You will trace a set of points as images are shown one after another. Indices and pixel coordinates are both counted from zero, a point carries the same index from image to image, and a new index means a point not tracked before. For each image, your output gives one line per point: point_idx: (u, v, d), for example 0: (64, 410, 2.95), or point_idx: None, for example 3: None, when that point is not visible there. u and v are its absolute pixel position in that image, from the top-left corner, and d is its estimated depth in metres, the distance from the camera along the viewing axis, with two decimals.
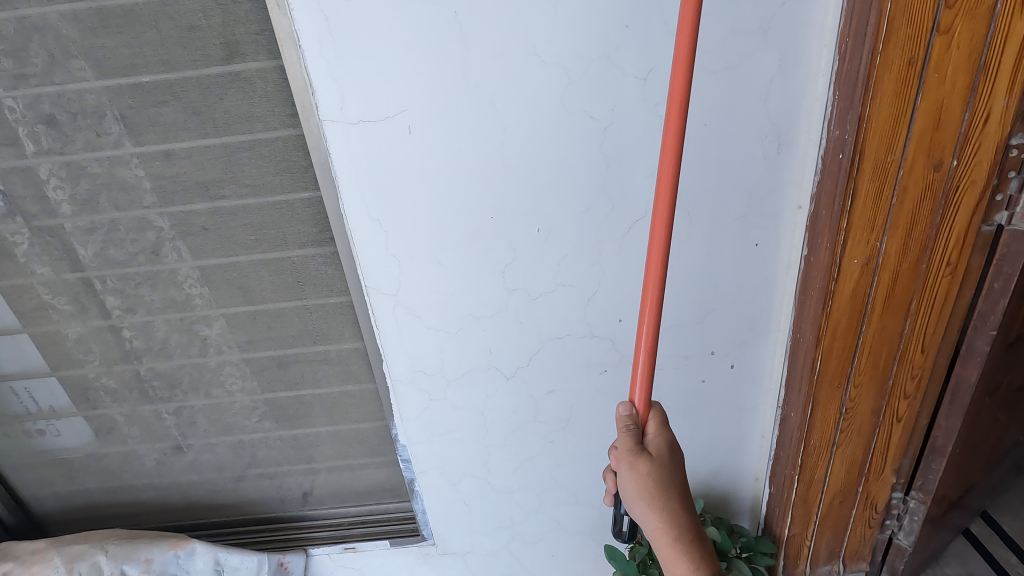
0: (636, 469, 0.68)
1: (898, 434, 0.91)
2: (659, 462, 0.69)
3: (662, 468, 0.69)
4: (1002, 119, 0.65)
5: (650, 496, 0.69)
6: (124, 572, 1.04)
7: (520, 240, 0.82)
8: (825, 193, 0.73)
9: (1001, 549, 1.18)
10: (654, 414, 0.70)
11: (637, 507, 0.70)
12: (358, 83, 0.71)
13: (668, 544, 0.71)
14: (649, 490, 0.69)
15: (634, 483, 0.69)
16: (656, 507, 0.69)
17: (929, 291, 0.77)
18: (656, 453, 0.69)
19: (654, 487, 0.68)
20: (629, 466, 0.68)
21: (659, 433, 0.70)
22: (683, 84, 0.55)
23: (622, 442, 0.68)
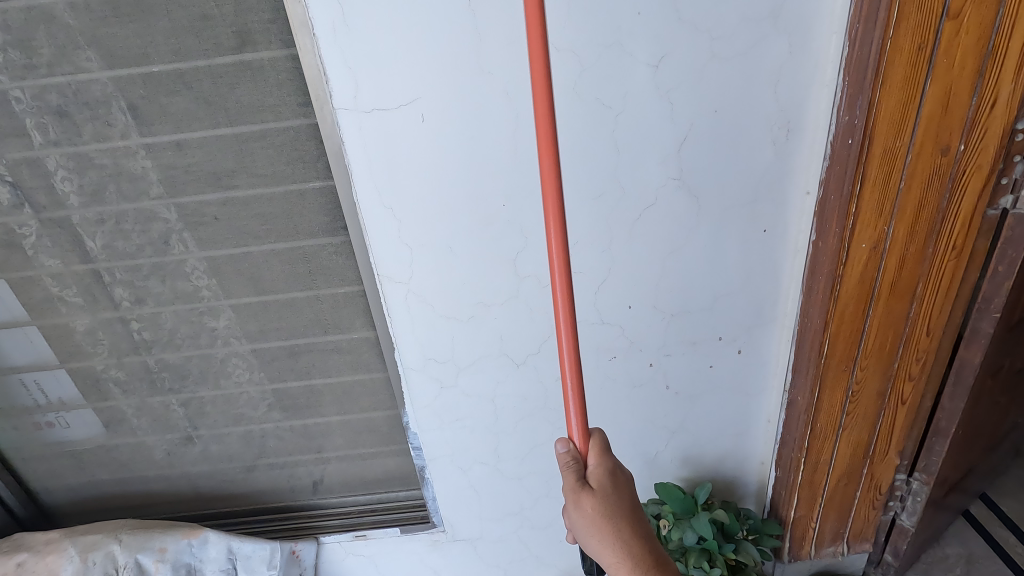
0: (583, 506, 0.66)
1: (903, 416, 0.93)
2: (603, 494, 0.66)
3: (608, 500, 0.67)
4: (1009, 103, 0.66)
5: (601, 531, 0.66)
6: (139, 561, 1.05)
7: (531, 228, 0.83)
8: (833, 178, 0.74)
9: (1000, 529, 1.21)
10: (595, 443, 0.68)
11: (591, 545, 0.68)
12: (372, 71, 0.72)
13: None
14: (598, 525, 0.66)
15: (582, 520, 0.67)
16: (608, 541, 0.66)
17: (935, 274, 0.78)
18: (599, 485, 0.67)
19: (603, 522, 0.66)
20: (575, 503, 0.66)
21: (601, 461, 0.68)
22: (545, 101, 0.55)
23: (564, 479, 0.67)
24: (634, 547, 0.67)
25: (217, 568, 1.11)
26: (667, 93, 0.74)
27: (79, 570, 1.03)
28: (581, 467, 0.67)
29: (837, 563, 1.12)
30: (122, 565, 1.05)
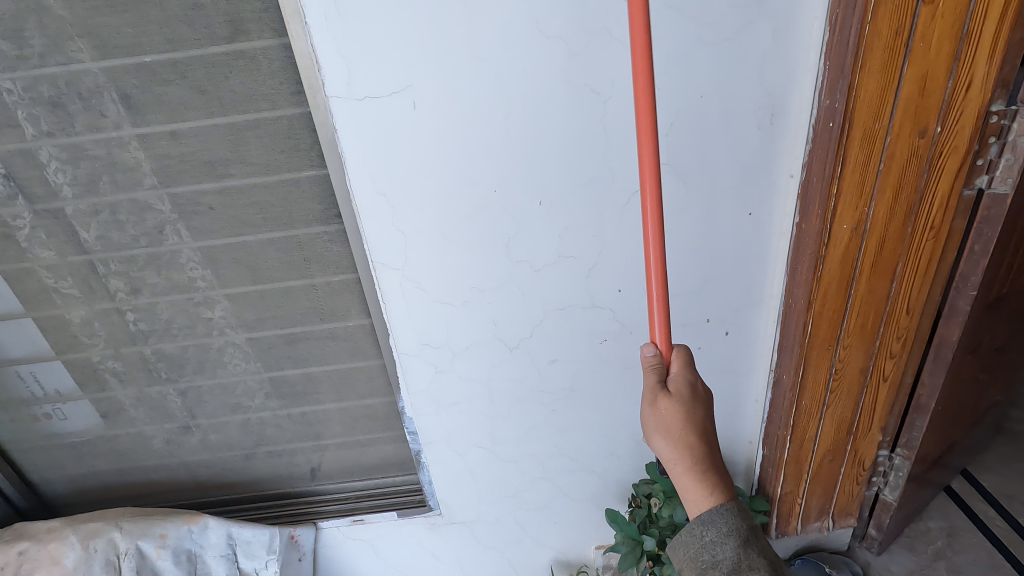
0: (658, 407, 0.68)
1: (885, 393, 0.95)
2: (680, 400, 0.67)
3: (684, 405, 0.68)
4: (983, 85, 0.69)
5: (671, 432, 0.67)
6: (140, 547, 1.07)
7: (524, 214, 0.85)
8: (817, 160, 0.76)
9: (979, 503, 1.24)
10: (678, 354, 0.70)
11: (656, 445, 0.70)
12: (365, 58, 0.73)
13: (688, 479, 0.68)
14: (670, 426, 0.67)
15: (655, 421, 0.68)
16: (675, 441, 0.68)
17: (914, 254, 0.81)
18: (677, 391, 0.68)
19: (675, 424, 0.67)
20: (650, 403, 0.68)
21: (683, 371, 0.69)
22: (642, 38, 0.57)
23: (645, 381, 0.69)
24: (699, 452, 0.68)
25: (217, 553, 1.13)
26: (655, 79, 0.76)
27: (82, 557, 1.04)
28: (663, 372, 0.69)
29: (823, 537, 1.16)
30: (124, 551, 1.06)
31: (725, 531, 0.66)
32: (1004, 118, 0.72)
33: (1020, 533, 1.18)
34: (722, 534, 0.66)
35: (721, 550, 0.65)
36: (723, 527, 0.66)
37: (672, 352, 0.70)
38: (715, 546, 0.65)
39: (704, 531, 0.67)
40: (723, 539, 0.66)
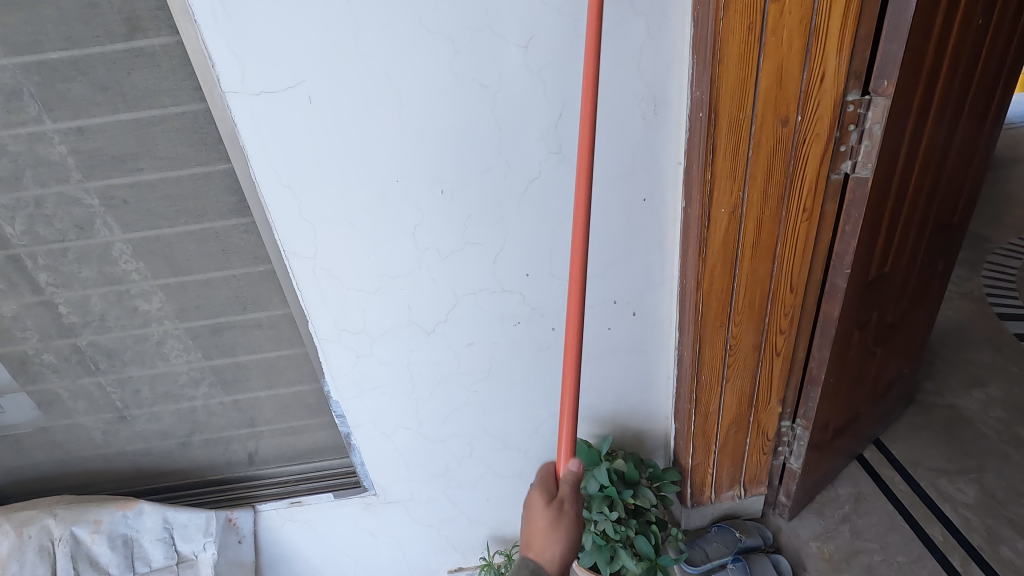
0: (546, 540, 0.82)
1: (779, 367, 1.03)
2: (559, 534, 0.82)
3: (560, 535, 0.82)
4: (836, 76, 0.74)
5: (545, 540, 0.82)
6: (74, 533, 1.13)
7: (426, 202, 0.89)
8: (694, 148, 0.80)
9: (888, 470, 1.32)
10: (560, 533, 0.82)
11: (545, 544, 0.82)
12: (255, 54, 0.75)
13: (539, 535, 0.83)
14: (546, 537, 0.82)
15: (544, 534, 0.82)
16: (544, 540, 0.82)
17: (790, 235, 0.87)
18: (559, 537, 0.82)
19: (552, 537, 0.82)
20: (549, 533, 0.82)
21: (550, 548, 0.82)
22: (594, 33, 0.68)
23: (540, 519, 0.83)
24: (561, 529, 0.82)
25: (153, 536, 1.19)
26: (540, 73, 0.80)
27: (15, 544, 1.10)
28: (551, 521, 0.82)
29: (737, 505, 1.24)
30: (58, 537, 1.12)
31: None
32: (860, 108, 0.77)
33: (920, 496, 1.26)
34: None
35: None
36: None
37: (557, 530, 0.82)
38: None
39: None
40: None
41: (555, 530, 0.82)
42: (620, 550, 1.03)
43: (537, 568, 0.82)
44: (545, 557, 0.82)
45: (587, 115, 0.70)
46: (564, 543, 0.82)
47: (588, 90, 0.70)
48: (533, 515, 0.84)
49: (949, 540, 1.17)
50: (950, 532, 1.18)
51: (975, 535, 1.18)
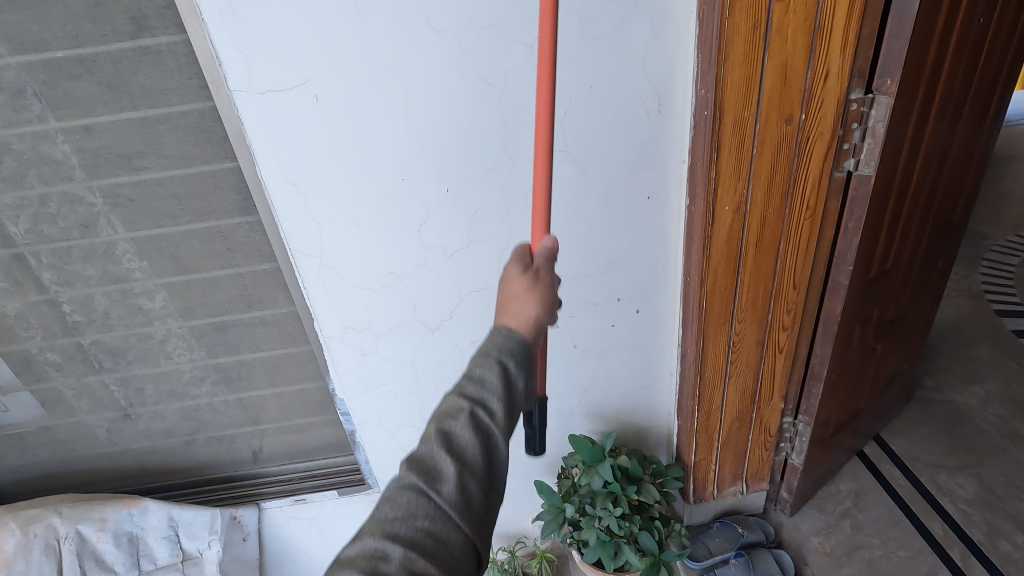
0: (517, 300, 0.61)
1: (782, 363, 1.03)
2: (543, 283, 0.63)
3: (547, 291, 0.63)
4: (840, 74, 0.75)
5: (520, 294, 0.62)
6: (80, 530, 1.14)
7: (431, 200, 0.89)
8: (698, 146, 0.81)
9: (888, 465, 1.33)
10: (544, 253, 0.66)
11: (516, 293, 0.62)
12: (262, 53, 0.75)
13: (512, 297, 0.62)
14: (518, 293, 0.62)
15: (516, 280, 0.63)
16: (522, 294, 0.62)
17: (794, 232, 0.87)
18: (543, 275, 0.64)
19: (531, 293, 0.62)
20: (525, 291, 0.62)
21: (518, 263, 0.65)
22: (548, 50, 0.61)
23: (512, 271, 0.64)
24: (549, 285, 0.64)
25: (158, 534, 1.20)
26: None
27: (21, 542, 1.10)
28: (528, 260, 0.66)
29: (739, 501, 1.25)
30: (64, 535, 1.13)
31: (424, 512, 0.51)
32: (863, 106, 0.78)
33: (920, 491, 1.27)
34: (413, 474, 0.52)
35: (458, 447, 0.54)
36: (483, 420, 0.55)
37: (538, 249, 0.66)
38: (392, 520, 0.50)
39: (395, 496, 0.52)
40: (407, 469, 0.53)
41: (532, 291, 0.62)
42: (623, 545, 1.06)
43: (511, 334, 0.59)
44: (520, 318, 0.60)
45: (545, 116, 0.63)
46: (543, 304, 0.62)
47: (544, 118, 0.63)
48: (510, 279, 0.63)
49: (949, 534, 1.18)
50: (950, 527, 1.19)
51: (974, 529, 1.19)
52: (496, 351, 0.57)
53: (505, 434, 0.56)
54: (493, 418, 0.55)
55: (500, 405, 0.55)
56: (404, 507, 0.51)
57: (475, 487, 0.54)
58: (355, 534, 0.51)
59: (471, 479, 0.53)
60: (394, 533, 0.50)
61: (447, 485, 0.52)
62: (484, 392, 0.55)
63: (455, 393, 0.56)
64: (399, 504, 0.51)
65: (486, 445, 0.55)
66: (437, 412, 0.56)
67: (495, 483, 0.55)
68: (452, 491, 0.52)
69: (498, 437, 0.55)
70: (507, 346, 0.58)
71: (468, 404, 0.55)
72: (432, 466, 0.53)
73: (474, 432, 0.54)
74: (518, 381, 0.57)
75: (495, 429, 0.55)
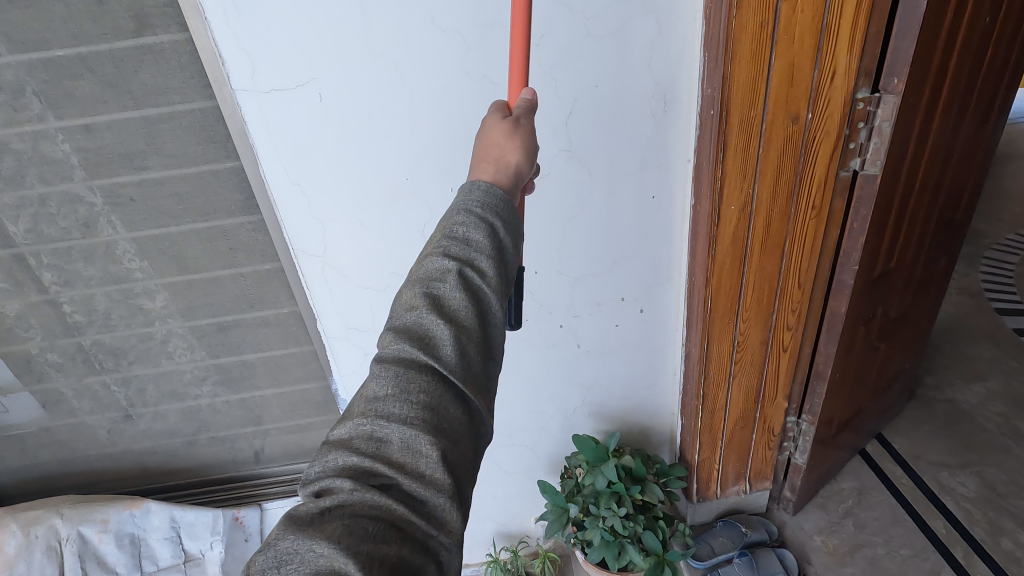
0: (496, 144, 0.60)
1: (786, 363, 1.03)
2: (522, 126, 0.61)
3: (526, 132, 0.61)
4: (847, 73, 0.74)
5: (498, 139, 0.60)
6: (82, 532, 1.13)
7: (436, 200, 0.89)
8: (704, 146, 0.81)
9: (890, 464, 1.33)
10: (524, 102, 0.64)
11: (494, 142, 0.60)
12: (266, 52, 0.75)
13: (490, 144, 0.60)
14: (496, 139, 0.60)
15: (493, 127, 0.61)
16: (500, 141, 0.60)
17: (799, 231, 0.87)
18: (523, 121, 0.62)
19: (509, 136, 0.60)
20: (501, 134, 0.60)
21: (498, 113, 0.63)
22: (519, 74, 0.63)
23: (491, 119, 0.62)
24: (528, 127, 0.62)
25: (160, 535, 1.20)
26: (551, 70, 0.78)
27: (22, 544, 1.10)
28: (508, 112, 0.64)
29: (742, 501, 1.25)
30: (65, 537, 1.12)
31: (421, 383, 0.48)
32: (869, 105, 0.77)
33: (922, 489, 1.27)
34: (407, 344, 0.49)
35: (450, 309, 0.52)
36: (473, 281, 0.53)
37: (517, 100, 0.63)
38: (386, 396, 0.47)
39: (388, 367, 0.49)
40: (399, 337, 0.50)
41: (512, 135, 0.60)
42: (628, 545, 1.06)
43: (490, 184, 0.57)
44: (499, 164, 0.59)
45: None
46: (524, 147, 0.60)
47: None
48: (488, 129, 0.61)
49: (952, 532, 1.19)
50: (953, 525, 1.20)
51: (977, 527, 1.19)
52: (477, 211, 0.55)
53: (497, 295, 0.54)
54: (484, 279, 0.53)
55: (489, 262, 0.54)
56: (395, 379, 0.48)
57: (473, 351, 0.52)
58: (345, 417, 0.48)
59: (469, 341, 0.51)
60: (391, 408, 0.47)
61: (443, 348, 0.50)
62: (470, 252, 0.54)
63: (439, 254, 0.53)
64: (393, 373, 0.48)
65: (478, 305, 0.53)
66: (423, 277, 0.53)
67: (490, 344, 0.54)
68: (449, 354, 0.50)
69: (489, 299, 0.53)
70: (488, 203, 0.56)
71: (455, 264, 0.53)
72: (425, 330, 0.50)
73: (466, 293, 0.52)
74: (505, 246, 0.56)
75: (485, 290, 0.53)
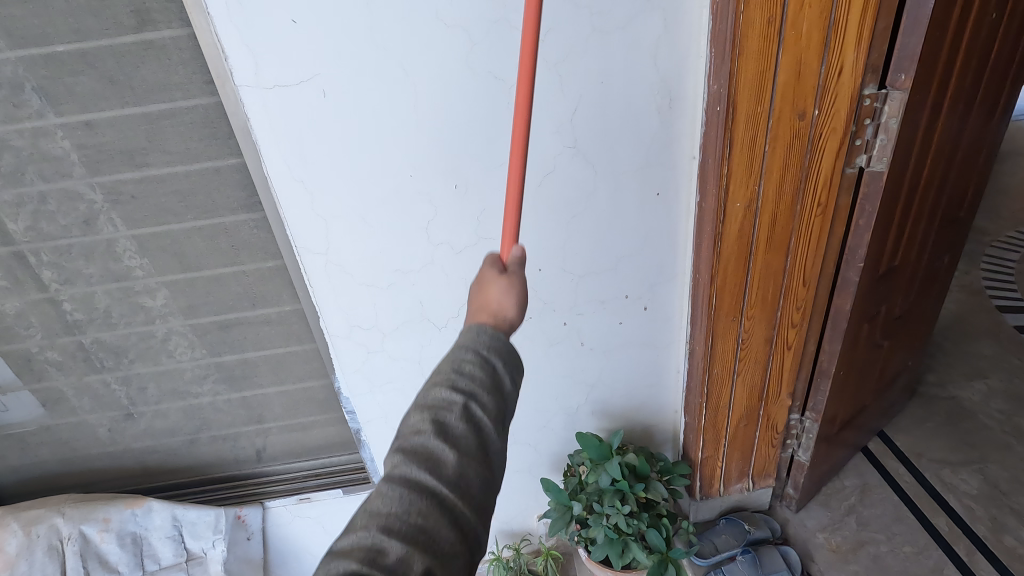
0: (490, 305, 0.62)
1: (790, 360, 1.03)
2: (515, 283, 0.63)
3: (518, 290, 0.63)
4: (854, 70, 0.74)
5: (491, 300, 0.62)
6: (83, 531, 1.13)
7: (440, 197, 0.88)
8: (710, 142, 0.80)
9: (892, 461, 1.33)
10: (517, 253, 0.66)
11: (488, 303, 0.62)
12: (270, 48, 0.74)
13: (484, 304, 0.63)
14: (490, 300, 0.62)
15: (487, 288, 0.63)
16: (494, 301, 0.62)
17: (804, 229, 0.87)
18: (517, 276, 0.64)
19: (505, 297, 0.62)
20: (495, 293, 0.63)
21: (493, 266, 0.65)
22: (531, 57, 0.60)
23: (486, 273, 0.64)
24: (521, 285, 0.64)
25: (162, 534, 1.19)
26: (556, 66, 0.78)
27: (24, 543, 1.09)
28: (504, 262, 0.65)
29: (745, 498, 1.25)
30: (67, 536, 1.12)
31: (421, 505, 0.49)
32: (876, 102, 0.77)
33: (924, 486, 1.27)
34: (412, 466, 0.50)
35: (453, 437, 0.53)
36: (476, 413, 0.55)
37: (512, 250, 0.66)
38: (388, 515, 0.48)
39: (393, 487, 0.49)
40: (404, 460, 0.51)
41: (506, 294, 0.63)
42: (631, 543, 1.06)
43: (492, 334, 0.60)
44: (495, 322, 0.62)
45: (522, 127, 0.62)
46: (518, 305, 0.63)
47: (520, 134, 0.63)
48: (486, 281, 0.64)
49: (954, 530, 1.19)
50: (955, 523, 1.20)
51: (979, 525, 1.19)
52: (482, 349, 0.58)
53: (497, 429, 0.55)
54: (485, 412, 0.55)
55: (490, 397, 0.56)
56: (398, 500, 0.48)
57: (474, 478, 0.52)
58: (349, 530, 0.47)
59: (470, 466, 0.52)
60: (390, 529, 0.47)
61: (446, 469, 0.51)
62: (475, 385, 0.56)
63: (446, 386, 0.55)
64: (397, 495, 0.49)
65: (479, 436, 0.54)
66: (427, 404, 0.55)
67: (489, 458, 0.54)
68: (450, 475, 0.51)
69: (490, 432, 0.55)
70: (492, 343, 0.59)
71: (461, 396, 0.54)
72: (428, 457, 0.52)
73: (469, 423, 0.54)
74: (506, 384, 0.58)
75: (487, 422, 0.55)
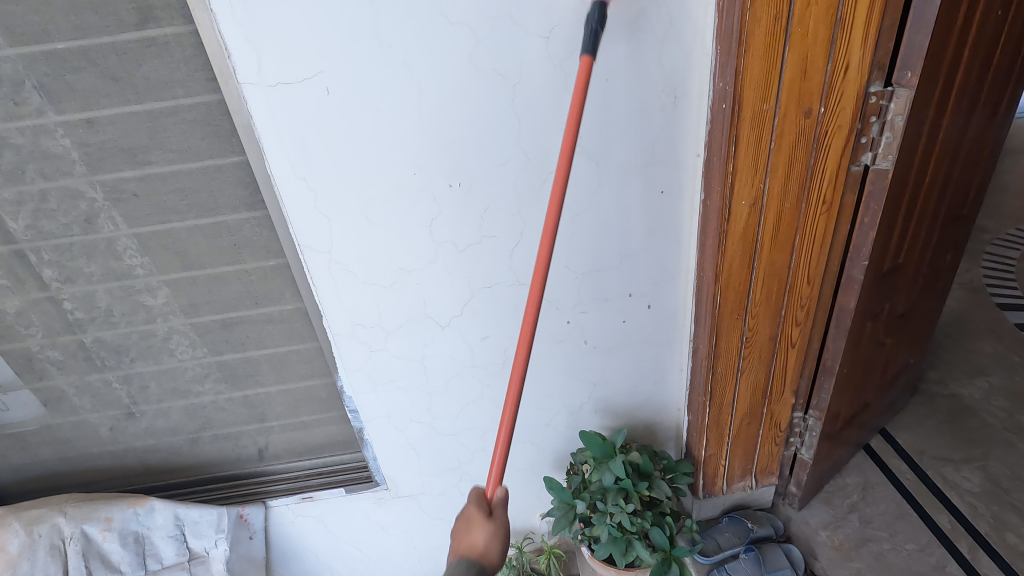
0: (473, 536, 0.82)
1: (794, 359, 1.03)
2: (497, 531, 0.83)
3: (498, 534, 0.82)
4: (860, 67, 0.74)
5: (476, 537, 0.82)
6: (85, 530, 1.12)
7: (444, 195, 0.88)
8: (714, 140, 0.80)
9: (894, 459, 1.33)
10: (499, 497, 0.86)
11: (473, 534, 0.82)
12: (273, 45, 0.74)
13: (467, 543, 0.82)
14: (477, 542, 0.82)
15: (473, 526, 0.83)
16: (478, 543, 0.82)
17: (809, 227, 0.87)
18: (497, 516, 0.84)
19: (490, 542, 0.82)
20: (478, 526, 0.83)
21: (477, 500, 0.85)
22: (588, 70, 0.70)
23: (471, 502, 0.85)
24: (501, 528, 0.83)
25: (164, 534, 1.19)
26: (561, 63, 0.78)
27: (26, 543, 1.08)
28: (486, 500, 0.85)
29: (748, 496, 1.25)
30: (68, 535, 1.11)
31: None
32: (882, 99, 0.77)
33: (927, 484, 1.27)
34: None
35: None
36: None
37: (494, 493, 0.86)
38: None
39: None
40: None
41: (488, 540, 0.82)
42: (635, 541, 1.05)
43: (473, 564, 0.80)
44: (478, 548, 0.81)
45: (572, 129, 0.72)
46: (497, 540, 0.82)
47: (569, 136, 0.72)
48: (468, 513, 0.84)
49: (957, 527, 1.19)
50: (957, 520, 1.20)
51: (982, 522, 1.19)
52: None
53: None
54: None
55: None
56: None
57: None
58: None
59: None
60: None
61: None
62: None
63: None
64: None
65: None
66: None
67: None
68: None
69: None
70: None
71: None
72: None
73: None
74: None
75: None
